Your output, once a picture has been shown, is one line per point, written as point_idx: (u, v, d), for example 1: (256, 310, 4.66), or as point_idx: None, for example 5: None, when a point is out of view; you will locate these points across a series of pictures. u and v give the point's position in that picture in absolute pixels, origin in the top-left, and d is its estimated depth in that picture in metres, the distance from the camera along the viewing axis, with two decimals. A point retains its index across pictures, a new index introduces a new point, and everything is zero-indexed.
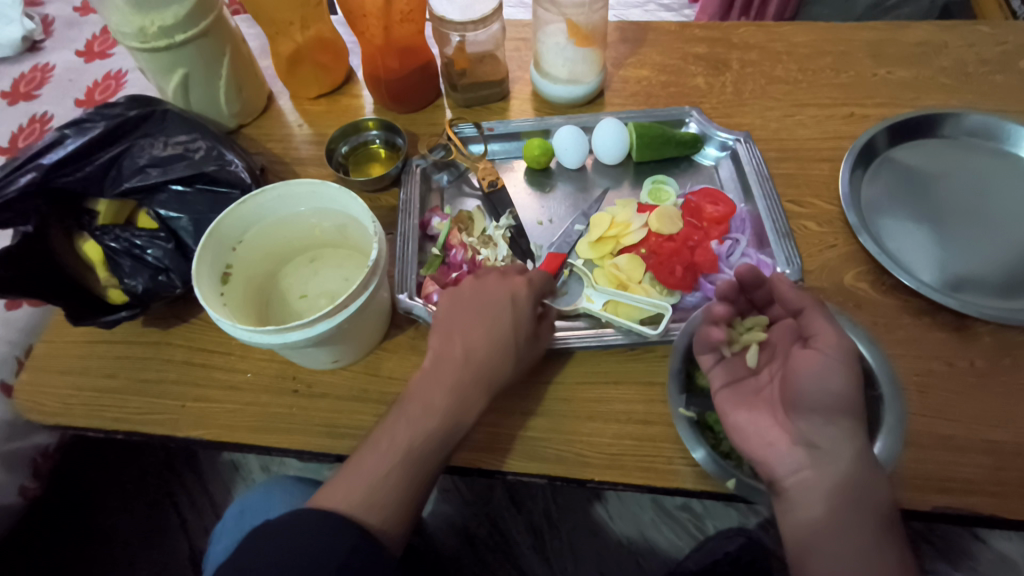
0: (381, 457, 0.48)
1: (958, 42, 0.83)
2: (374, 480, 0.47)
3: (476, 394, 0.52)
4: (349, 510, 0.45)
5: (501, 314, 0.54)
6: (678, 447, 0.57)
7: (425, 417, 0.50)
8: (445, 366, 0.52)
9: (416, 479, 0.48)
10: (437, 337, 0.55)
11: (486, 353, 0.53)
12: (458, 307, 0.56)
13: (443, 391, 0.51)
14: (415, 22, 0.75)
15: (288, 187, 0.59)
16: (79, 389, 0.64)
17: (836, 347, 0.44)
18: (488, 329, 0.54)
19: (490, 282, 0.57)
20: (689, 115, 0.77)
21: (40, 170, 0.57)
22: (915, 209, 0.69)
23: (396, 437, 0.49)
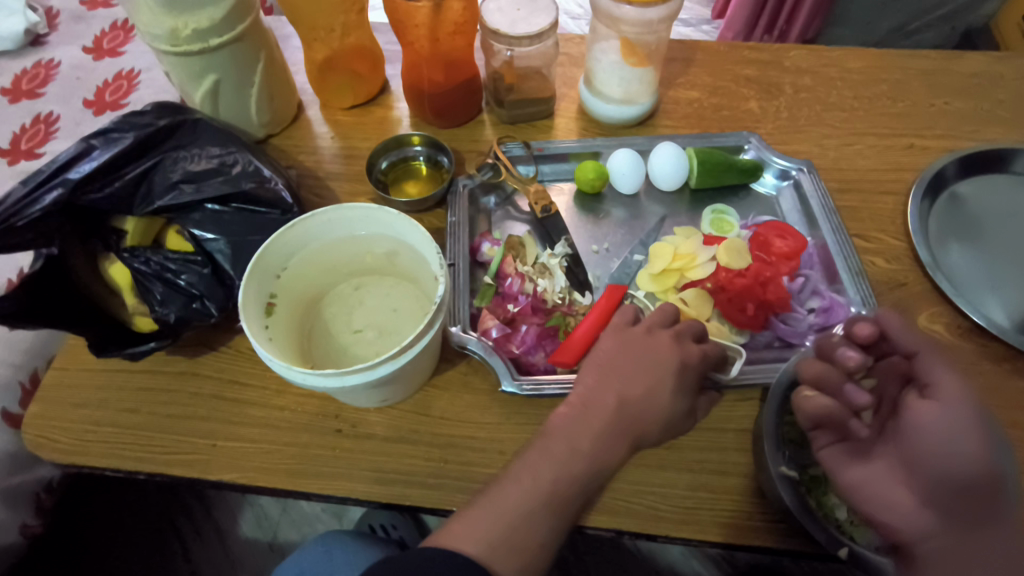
0: (523, 490, 0.40)
1: (1013, 75, 0.81)
2: (515, 519, 0.39)
3: (620, 446, 0.43)
4: (483, 556, 0.38)
5: (670, 374, 0.46)
6: (757, 502, 0.53)
7: (573, 462, 0.41)
8: (595, 412, 0.43)
9: (558, 523, 0.40)
10: (589, 375, 0.46)
11: (654, 410, 0.45)
12: (619, 351, 0.47)
13: (603, 439, 0.42)
14: (466, 34, 0.70)
15: (341, 211, 0.55)
16: (96, 424, 0.58)
17: (963, 401, 0.36)
18: (656, 383, 0.45)
19: (660, 338, 0.48)
20: (747, 142, 0.73)
21: (67, 187, 0.51)
22: (988, 247, 0.66)
23: (538, 475, 0.41)
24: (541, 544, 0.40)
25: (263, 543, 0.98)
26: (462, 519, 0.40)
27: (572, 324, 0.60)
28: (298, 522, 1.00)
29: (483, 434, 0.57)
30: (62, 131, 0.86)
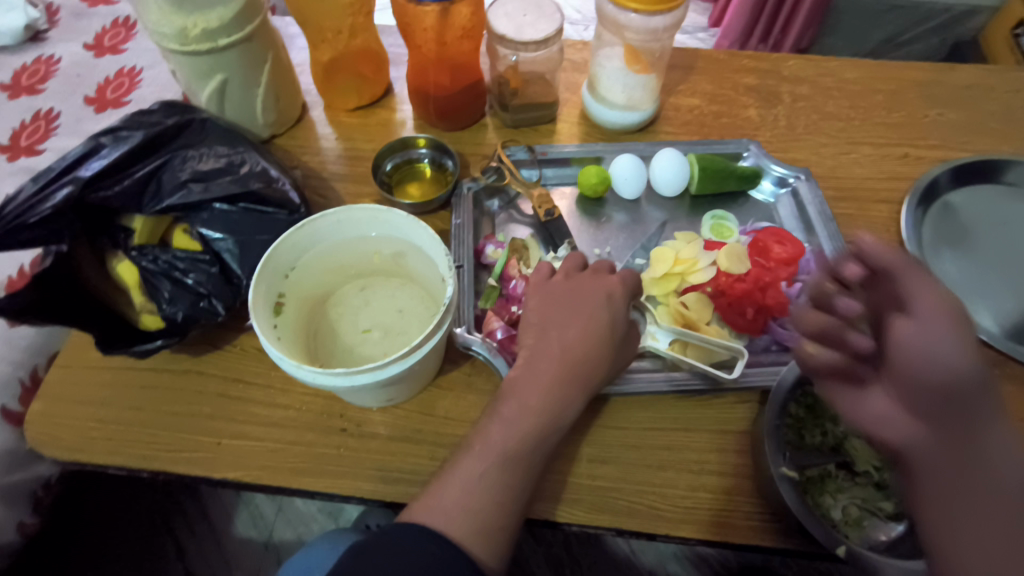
0: (477, 459, 0.44)
1: (1004, 88, 0.83)
2: (468, 483, 0.43)
3: (575, 393, 0.47)
4: (444, 529, 0.40)
5: (600, 317, 0.49)
6: (754, 502, 0.54)
7: (525, 420, 0.45)
8: (544, 367, 0.47)
9: (517, 486, 0.44)
10: (530, 333, 0.50)
11: (590, 349, 0.48)
12: (552, 304, 0.51)
13: (549, 391, 0.46)
14: (473, 38, 0.72)
15: (350, 213, 0.55)
16: (100, 421, 0.58)
17: (942, 317, 0.35)
18: (589, 325, 0.49)
19: (581, 282, 0.52)
20: (746, 149, 0.75)
21: (78, 184, 0.52)
22: (980, 255, 0.68)
23: (491, 441, 0.44)
24: (497, 508, 0.42)
25: (258, 542, 0.98)
26: (427, 495, 0.43)
27: None
28: (294, 522, 0.99)
29: None
30: (63, 128, 0.86)
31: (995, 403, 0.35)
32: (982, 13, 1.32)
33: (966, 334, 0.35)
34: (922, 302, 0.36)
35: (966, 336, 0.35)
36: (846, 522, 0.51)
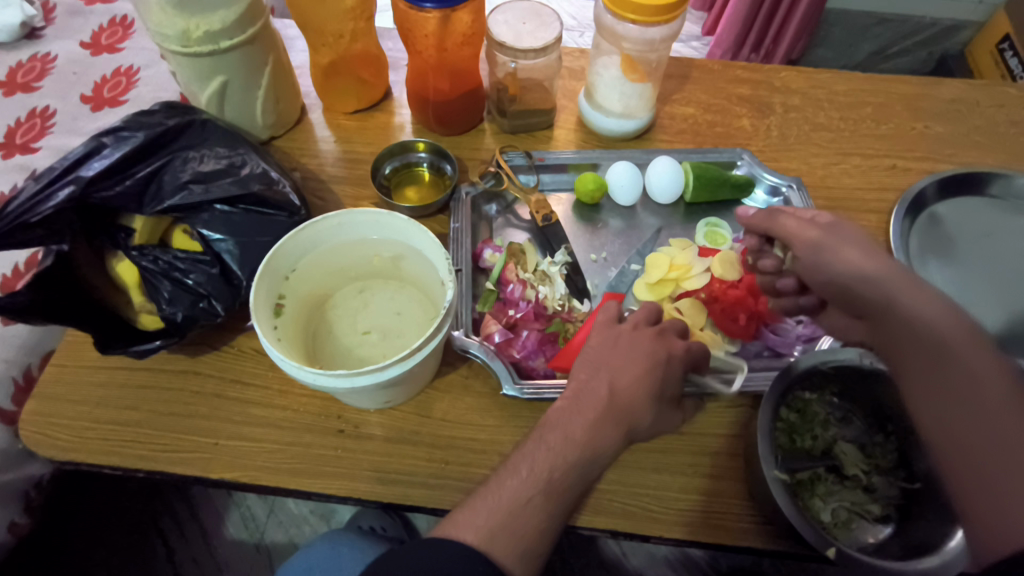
0: (520, 481, 0.40)
1: (989, 102, 0.85)
2: (513, 507, 0.39)
3: (615, 434, 0.42)
4: (481, 544, 0.37)
5: (658, 365, 0.45)
6: (746, 504, 0.55)
7: (575, 440, 0.41)
8: (587, 400, 0.43)
9: (554, 517, 0.40)
10: (583, 368, 0.45)
11: (644, 396, 0.43)
12: (608, 344, 0.46)
13: (594, 418, 0.42)
14: (473, 45, 0.72)
15: (350, 216, 0.56)
16: (96, 421, 0.58)
17: (818, 242, 0.50)
18: (647, 372, 0.44)
19: (647, 331, 0.47)
20: (740, 158, 0.76)
21: (79, 184, 0.52)
22: (965, 265, 0.70)
23: (535, 466, 0.40)
24: (540, 534, 0.39)
25: (249, 544, 0.98)
26: (468, 507, 0.39)
27: (571, 331, 0.62)
28: (285, 524, 0.99)
29: (484, 436, 0.58)
30: (59, 126, 0.86)
31: (896, 280, 0.45)
32: (968, 28, 1.36)
33: (851, 248, 0.48)
34: (802, 238, 0.51)
35: (855, 248, 0.48)
36: (834, 524, 0.52)
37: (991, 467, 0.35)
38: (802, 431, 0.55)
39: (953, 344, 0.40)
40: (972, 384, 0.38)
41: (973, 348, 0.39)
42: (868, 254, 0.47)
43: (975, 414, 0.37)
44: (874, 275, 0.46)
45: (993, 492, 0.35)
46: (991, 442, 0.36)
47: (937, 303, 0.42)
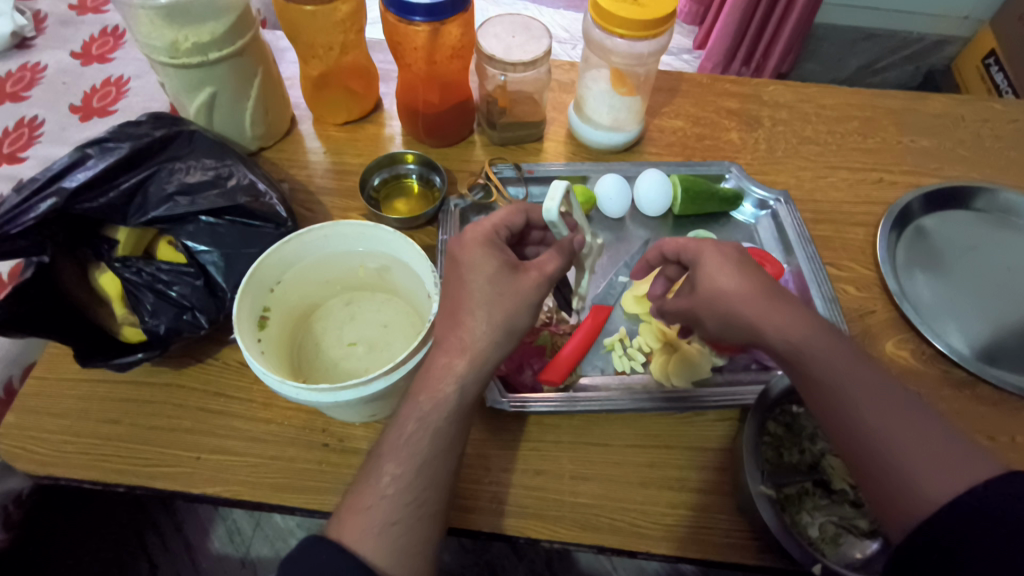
0: (397, 466, 0.44)
1: (974, 117, 0.86)
2: (386, 496, 0.43)
3: (462, 367, 0.45)
4: (355, 542, 0.41)
5: (487, 282, 0.47)
6: (734, 519, 0.55)
7: (432, 412, 0.45)
8: (456, 355, 0.46)
9: (425, 503, 0.43)
10: (441, 324, 0.47)
11: (480, 306, 0.46)
12: (448, 289, 0.48)
13: (445, 369, 0.45)
14: (462, 58, 0.73)
15: (336, 228, 0.56)
16: (76, 435, 0.57)
17: (715, 278, 0.49)
18: (468, 290, 0.47)
19: (465, 254, 0.48)
20: (728, 171, 0.76)
21: (62, 196, 0.52)
22: (951, 278, 0.70)
23: (406, 451, 0.44)
24: (419, 519, 0.43)
25: (234, 559, 0.96)
26: (348, 505, 0.43)
27: (559, 343, 0.63)
28: (271, 538, 0.98)
29: (470, 450, 0.57)
30: (47, 136, 0.85)
31: (752, 306, 0.47)
32: (954, 43, 1.38)
33: (719, 268, 0.49)
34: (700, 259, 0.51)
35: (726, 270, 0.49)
36: (821, 539, 0.51)
37: (882, 455, 0.39)
38: (789, 445, 0.54)
39: (815, 351, 0.44)
40: (841, 382, 0.42)
41: (832, 352, 0.43)
42: (733, 269, 0.49)
43: (853, 412, 0.41)
44: (736, 291, 0.48)
45: (891, 478, 0.38)
46: (877, 433, 0.39)
47: (789, 312, 0.46)
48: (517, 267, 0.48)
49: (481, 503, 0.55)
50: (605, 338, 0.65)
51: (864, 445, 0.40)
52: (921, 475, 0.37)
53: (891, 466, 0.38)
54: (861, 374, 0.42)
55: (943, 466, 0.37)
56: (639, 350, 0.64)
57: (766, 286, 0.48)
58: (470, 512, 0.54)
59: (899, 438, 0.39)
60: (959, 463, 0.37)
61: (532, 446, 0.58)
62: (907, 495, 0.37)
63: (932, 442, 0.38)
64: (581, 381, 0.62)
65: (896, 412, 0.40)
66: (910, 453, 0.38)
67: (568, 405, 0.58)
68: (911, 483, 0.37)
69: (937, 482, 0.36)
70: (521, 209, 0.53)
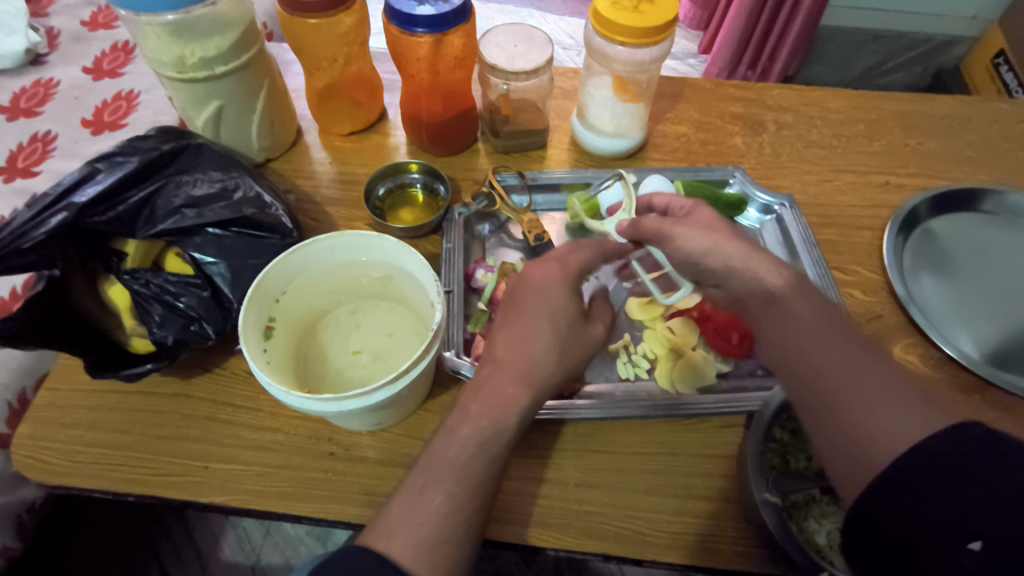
0: (445, 478, 0.41)
1: (981, 118, 0.85)
2: (433, 509, 0.40)
3: (520, 390, 0.45)
4: (399, 556, 0.38)
5: (566, 321, 0.50)
6: (741, 527, 0.54)
7: (489, 426, 0.44)
8: (512, 372, 0.46)
9: (472, 519, 0.41)
10: (504, 348, 0.47)
11: (551, 341, 0.48)
12: (518, 318, 0.49)
13: (505, 393, 0.45)
14: (464, 68, 0.73)
15: (340, 238, 0.56)
16: (87, 445, 0.58)
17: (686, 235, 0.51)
18: (543, 325, 0.48)
19: (549, 290, 0.50)
20: (732, 176, 0.76)
21: (72, 211, 0.53)
22: (960, 282, 0.69)
23: (458, 462, 0.42)
24: (470, 539, 0.41)
25: (245, 566, 0.97)
26: (394, 519, 0.40)
27: None
28: (282, 545, 0.99)
29: None
30: (60, 150, 0.87)
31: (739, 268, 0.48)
32: (962, 43, 1.36)
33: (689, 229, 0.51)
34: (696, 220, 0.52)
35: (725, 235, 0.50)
36: (830, 547, 0.49)
37: (836, 392, 0.39)
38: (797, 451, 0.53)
39: (791, 305, 0.45)
40: (815, 332, 0.42)
41: (797, 299, 0.45)
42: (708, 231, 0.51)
43: (811, 352, 0.42)
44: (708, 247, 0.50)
45: (842, 412, 0.38)
46: (830, 369, 0.40)
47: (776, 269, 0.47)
48: (586, 322, 0.53)
49: (488, 512, 0.55)
50: (610, 343, 0.64)
51: (820, 388, 0.40)
52: (883, 420, 0.36)
53: (851, 408, 0.38)
54: (820, 320, 0.43)
55: (906, 412, 0.36)
56: (643, 356, 0.63)
57: (745, 245, 0.50)
58: None
59: (849, 375, 0.39)
60: (924, 413, 0.35)
61: (536, 454, 0.58)
62: (856, 427, 0.37)
63: (877, 380, 0.38)
64: (587, 389, 0.61)
65: (849, 350, 0.40)
66: (859, 390, 0.38)
67: (573, 412, 0.58)
68: (863, 420, 0.37)
69: (900, 427, 0.35)
70: (596, 248, 0.57)
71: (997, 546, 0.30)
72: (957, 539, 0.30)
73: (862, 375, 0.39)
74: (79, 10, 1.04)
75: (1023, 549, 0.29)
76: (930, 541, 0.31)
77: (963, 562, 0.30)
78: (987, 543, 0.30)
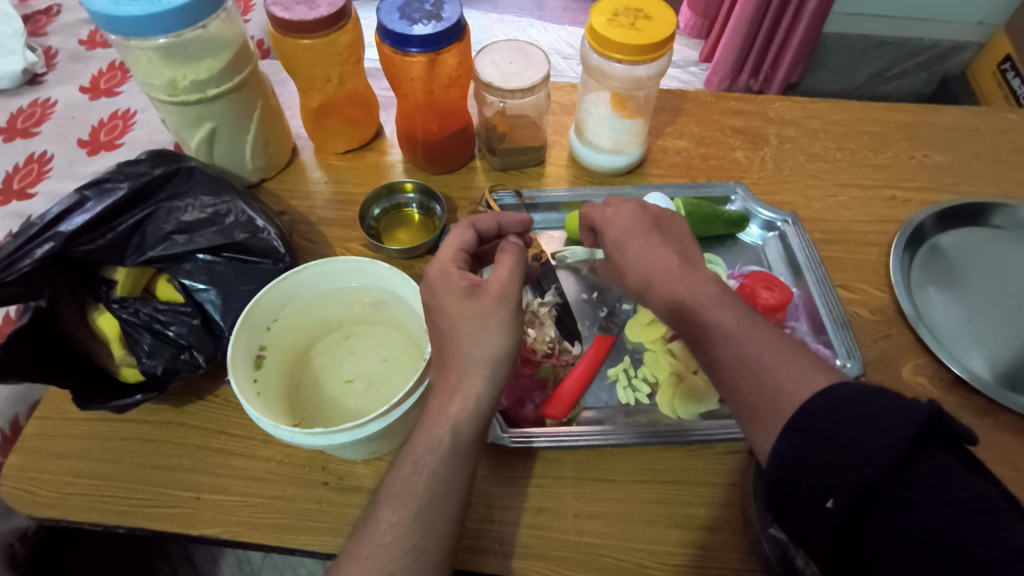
0: (394, 510, 0.43)
1: (989, 128, 0.83)
2: (383, 545, 0.42)
3: (450, 403, 0.44)
4: None
5: (456, 316, 0.46)
6: (745, 559, 0.53)
7: (427, 455, 0.44)
8: (448, 390, 0.45)
9: (427, 552, 0.42)
10: (435, 369, 0.47)
11: (462, 338, 0.45)
12: (435, 332, 0.47)
13: (441, 415, 0.44)
14: (461, 86, 0.72)
15: (333, 263, 0.56)
16: (77, 476, 0.57)
17: (609, 228, 0.52)
18: (448, 329, 0.46)
19: (433, 293, 0.47)
20: (734, 192, 0.75)
21: (59, 240, 0.52)
22: (970, 299, 0.67)
23: (405, 494, 0.43)
24: (420, 567, 0.42)
25: None
26: (348, 552, 0.43)
27: (561, 375, 0.62)
28: (281, 567, 0.99)
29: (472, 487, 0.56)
30: (55, 171, 0.87)
31: (643, 261, 0.48)
32: (968, 48, 1.35)
33: (618, 226, 0.51)
34: (606, 216, 0.53)
35: (629, 229, 0.51)
36: None
37: (735, 376, 0.40)
38: None
39: (683, 294, 0.45)
40: (708, 312, 0.44)
41: (696, 290, 0.45)
42: (629, 224, 0.51)
43: (709, 338, 0.43)
44: (631, 246, 0.50)
45: (744, 397, 0.39)
46: (728, 353, 0.41)
47: (669, 256, 0.48)
48: (477, 291, 0.46)
49: (485, 543, 0.53)
50: (609, 368, 0.63)
51: (724, 374, 0.41)
52: (780, 379, 0.38)
53: (752, 391, 0.39)
54: (717, 303, 0.44)
55: (802, 370, 0.38)
56: (643, 380, 0.62)
57: (650, 238, 0.50)
58: (472, 553, 0.53)
59: (744, 357, 0.40)
60: (812, 369, 0.38)
61: (535, 483, 0.57)
62: (759, 409, 0.38)
63: (769, 355, 0.39)
64: (584, 415, 0.60)
65: (740, 330, 0.41)
66: (755, 372, 0.39)
67: (571, 438, 0.57)
68: (764, 402, 0.38)
69: (795, 383, 0.37)
70: (466, 225, 0.53)
71: (848, 497, 0.31)
72: (817, 498, 0.32)
73: (753, 340, 0.40)
74: (77, 29, 1.04)
75: (867, 492, 0.30)
76: (801, 501, 0.33)
77: (824, 517, 0.32)
78: (839, 499, 0.31)
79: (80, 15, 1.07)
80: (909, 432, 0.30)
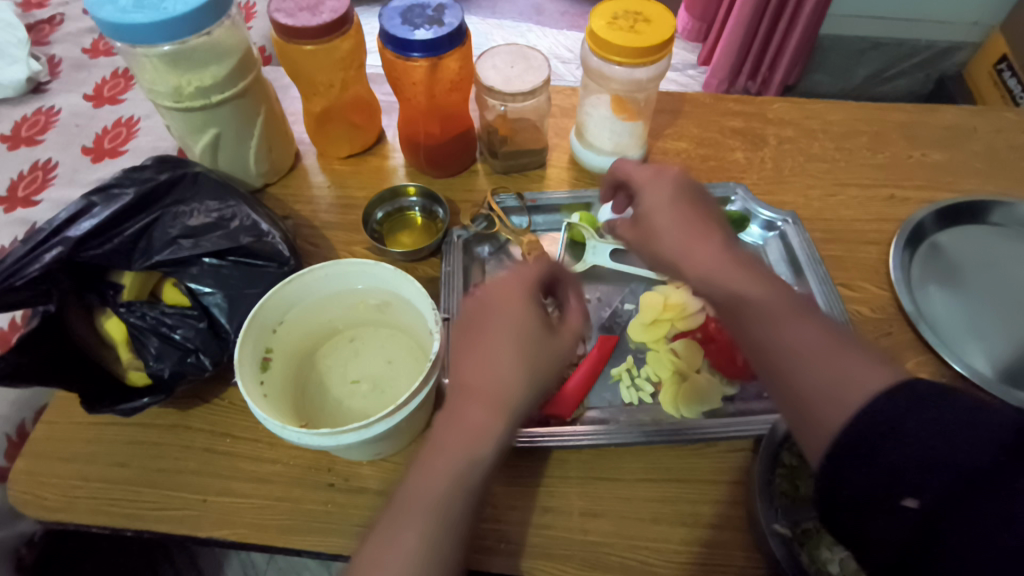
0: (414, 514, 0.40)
1: (987, 127, 0.84)
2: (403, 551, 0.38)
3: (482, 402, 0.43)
4: None
5: (510, 319, 0.46)
6: (751, 556, 0.53)
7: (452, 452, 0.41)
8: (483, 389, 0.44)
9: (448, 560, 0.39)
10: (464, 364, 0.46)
11: (510, 339, 0.45)
12: (475, 325, 0.47)
13: (471, 415, 0.43)
14: (462, 91, 0.73)
15: (338, 265, 0.56)
16: (84, 479, 0.57)
17: (654, 198, 0.53)
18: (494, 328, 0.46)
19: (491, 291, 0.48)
20: (734, 192, 0.75)
21: (67, 245, 0.53)
22: (972, 296, 0.68)
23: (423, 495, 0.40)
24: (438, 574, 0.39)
25: None
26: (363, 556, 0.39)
27: None
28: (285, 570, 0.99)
29: None
30: (60, 178, 0.87)
31: (679, 235, 0.49)
32: (964, 49, 1.35)
33: (663, 199, 0.52)
34: (650, 187, 0.54)
35: (668, 195, 0.52)
36: None
37: (787, 365, 0.40)
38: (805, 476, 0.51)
39: (723, 274, 0.45)
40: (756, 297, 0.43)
41: (739, 268, 0.45)
42: (672, 199, 0.52)
43: (760, 327, 0.42)
44: (671, 220, 0.50)
45: (797, 388, 0.39)
46: (780, 342, 0.40)
47: (710, 234, 0.49)
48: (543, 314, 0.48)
49: (491, 543, 0.54)
50: (612, 368, 0.63)
51: (775, 362, 0.41)
52: (841, 373, 0.37)
53: (804, 381, 0.38)
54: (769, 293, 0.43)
55: (866, 364, 0.37)
56: (647, 380, 0.62)
57: (695, 216, 0.50)
58: (478, 553, 0.53)
59: (797, 347, 0.40)
60: (873, 366, 0.37)
61: (540, 482, 0.57)
62: (813, 402, 0.38)
63: (825, 349, 0.39)
64: (589, 414, 0.60)
65: (792, 319, 0.41)
66: (809, 364, 0.39)
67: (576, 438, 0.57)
68: (822, 395, 0.37)
69: (857, 378, 0.36)
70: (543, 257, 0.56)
71: (932, 500, 0.30)
72: (897, 498, 0.31)
73: (806, 331, 0.40)
74: (80, 38, 1.05)
75: (953, 495, 0.30)
76: (874, 501, 0.32)
77: (904, 519, 0.31)
78: (921, 501, 0.31)
79: (83, 24, 1.08)
80: (1001, 440, 0.30)
